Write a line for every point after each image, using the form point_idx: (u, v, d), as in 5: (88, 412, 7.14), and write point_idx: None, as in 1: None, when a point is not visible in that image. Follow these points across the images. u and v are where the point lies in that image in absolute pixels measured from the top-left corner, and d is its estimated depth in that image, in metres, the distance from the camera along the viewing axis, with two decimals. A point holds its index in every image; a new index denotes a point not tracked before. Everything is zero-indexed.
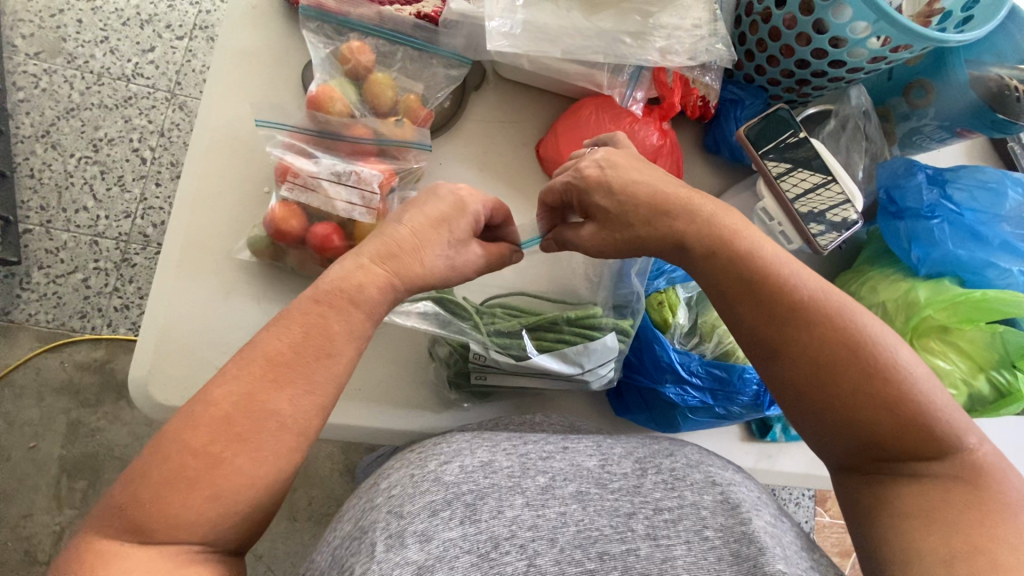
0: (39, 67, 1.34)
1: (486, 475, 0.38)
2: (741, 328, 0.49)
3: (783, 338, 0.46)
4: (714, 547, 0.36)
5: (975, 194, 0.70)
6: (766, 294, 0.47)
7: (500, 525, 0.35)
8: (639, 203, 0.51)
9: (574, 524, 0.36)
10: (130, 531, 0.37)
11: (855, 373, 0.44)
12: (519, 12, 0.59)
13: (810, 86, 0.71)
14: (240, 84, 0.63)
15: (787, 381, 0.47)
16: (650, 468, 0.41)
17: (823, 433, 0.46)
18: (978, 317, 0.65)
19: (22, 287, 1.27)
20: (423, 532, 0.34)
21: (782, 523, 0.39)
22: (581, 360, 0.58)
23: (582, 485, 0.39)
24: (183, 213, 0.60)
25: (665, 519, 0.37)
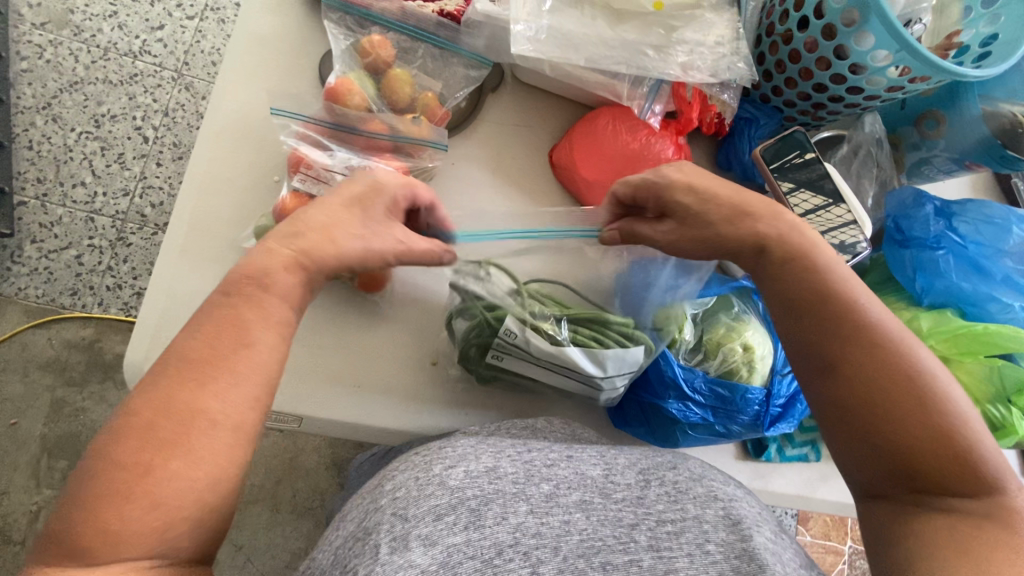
0: (45, 38, 1.32)
1: (491, 481, 0.37)
2: (797, 343, 0.51)
3: (841, 355, 0.49)
4: (715, 561, 0.36)
5: (980, 228, 0.71)
6: (828, 313, 0.50)
7: (504, 532, 0.35)
8: (722, 205, 0.54)
9: (577, 533, 0.36)
10: (69, 555, 0.35)
11: (907, 399, 0.46)
12: (544, 17, 0.59)
13: (825, 110, 0.71)
14: (257, 70, 0.62)
15: (836, 398, 0.49)
16: (653, 479, 0.40)
17: (861, 455, 0.47)
18: (979, 350, 0.66)
19: (13, 260, 1.25)
20: (428, 536, 0.33)
21: (782, 539, 0.39)
22: (609, 365, 0.57)
23: (586, 495, 0.38)
24: (191, 197, 0.59)
25: (668, 531, 0.37)
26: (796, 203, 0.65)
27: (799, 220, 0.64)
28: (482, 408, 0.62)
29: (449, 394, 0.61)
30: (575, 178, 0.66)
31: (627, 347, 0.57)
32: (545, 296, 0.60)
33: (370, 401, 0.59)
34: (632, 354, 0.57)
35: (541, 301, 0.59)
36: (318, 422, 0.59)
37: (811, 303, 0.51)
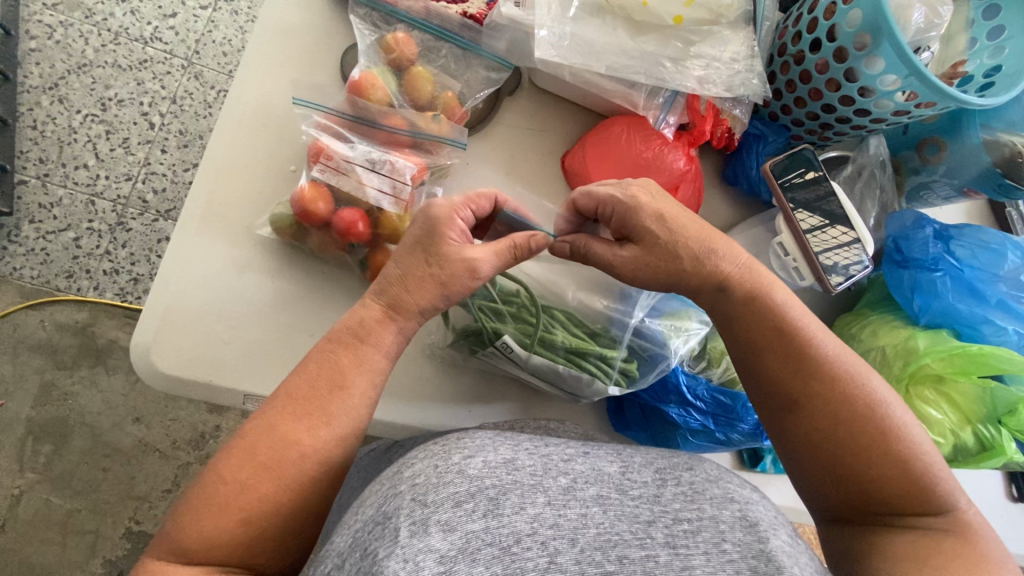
0: (55, 19, 1.31)
1: (509, 472, 0.38)
2: (757, 376, 0.52)
3: (805, 390, 0.49)
4: (732, 560, 0.36)
5: (977, 253, 0.72)
6: (786, 346, 0.50)
7: (522, 521, 0.35)
8: (689, 235, 0.52)
9: (594, 526, 0.36)
10: (174, 553, 0.39)
11: (871, 429, 0.47)
12: (567, 24, 0.60)
13: (832, 130, 0.73)
14: (280, 60, 0.63)
15: (802, 432, 0.49)
16: (669, 479, 0.41)
17: (827, 482, 0.49)
18: (973, 369, 0.67)
19: (10, 239, 1.23)
20: (447, 523, 0.34)
21: (798, 544, 0.39)
22: (591, 390, 0.59)
23: (604, 490, 0.39)
24: (205, 182, 0.59)
25: (685, 530, 0.37)
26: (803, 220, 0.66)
27: (806, 236, 0.65)
28: (487, 404, 0.63)
29: (455, 389, 0.62)
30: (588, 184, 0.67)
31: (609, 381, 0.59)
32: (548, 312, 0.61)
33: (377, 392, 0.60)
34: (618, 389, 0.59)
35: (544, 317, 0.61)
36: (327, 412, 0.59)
37: (771, 339, 0.51)
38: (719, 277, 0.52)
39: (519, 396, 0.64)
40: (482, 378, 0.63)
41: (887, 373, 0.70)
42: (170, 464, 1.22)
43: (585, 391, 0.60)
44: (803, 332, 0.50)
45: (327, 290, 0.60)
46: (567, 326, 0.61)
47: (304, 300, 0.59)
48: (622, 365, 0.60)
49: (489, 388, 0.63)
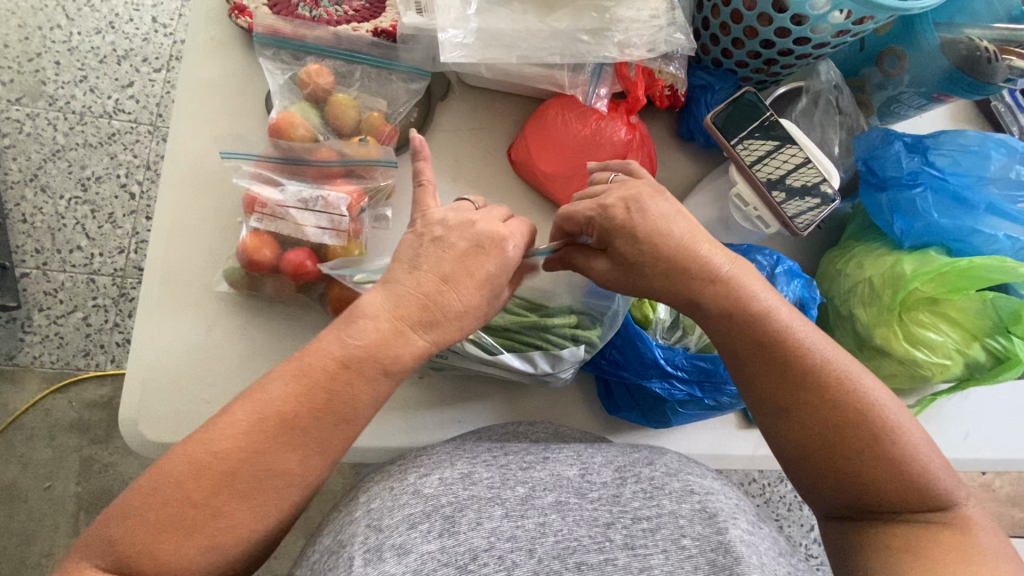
0: (22, 112, 1.34)
1: (465, 487, 0.40)
2: (749, 386, 0.50)
3: (793, 397, 0.48)
4: (691, 557, 0.37)
5: (958, 159, 0.68)
6: (778, 358, 0.48)
7: (478, 537, 0.37)
8: (660, 255, 0.49)
9: (552, 535, 0.38)
10: None
11: (863, 432, 0.46)
12: (471, 20, 0.59)
13: (779, 65, 0.70)
14: (206, 116, 0.63)
15: (798, 441, 0.48)
16: (630, 477, 0.42)
17: (821, 484, 0.47)
18: (966, 286, 0.64)
19: (25, 330, 1.29)
20: (401, 545, 0.36)
21: (759, 530, 0.41)
22: (548, 365, 0.59)
23: (562, 496, 0.41)
24: (159, 249, 0.61)
25: (643, 529, 0.39)
26: (772, 168, 0.63)
27: (759, 179, 0.62)
28: (476, 411, 0.63)
29: (438, 403, 0.63)
30: (535, 172, 0.67)
31: (561, 348, 0.59)
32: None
33: None
34: (571, 355, 0.58)
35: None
36: None
37: (754, 348, 0.49)
38: (695, 286, 0.50)
39: (503, 396, 0.64)
40: (467, 386, 0.64)
41: (878, 305, 0.67)
42: None
43: (545, 368, 0.58)
44: (789, 338, 0.48)
45: (294, 332, 0.60)
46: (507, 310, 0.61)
47: (277, 345, 0.60)
48: (572, 329, 0.59)
49: (471, 395, 0.64)
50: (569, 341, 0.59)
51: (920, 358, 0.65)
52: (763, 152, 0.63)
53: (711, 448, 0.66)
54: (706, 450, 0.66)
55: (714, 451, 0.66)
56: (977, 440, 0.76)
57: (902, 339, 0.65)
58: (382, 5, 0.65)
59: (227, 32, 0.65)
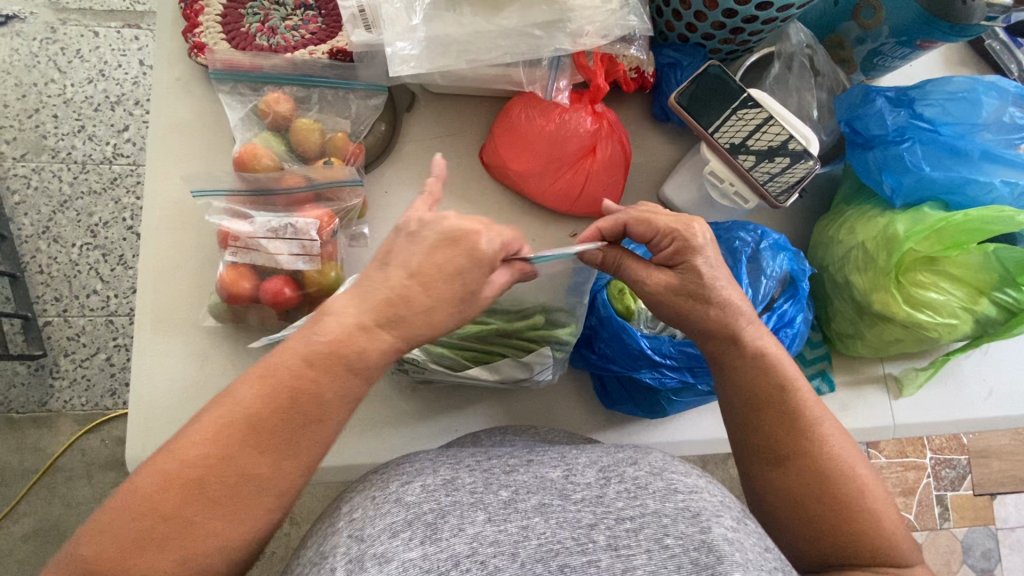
0: (27, 168, 1.39)
1: (448, 493, 0.42)
2: (742, 429, 0.51)
3: (795, 446, 0.48)
4: (673, 555, 0.38)
5: (946, 107, 0.65)
6: (782, 408, 0.49)
7: (460, 543, 0.39)
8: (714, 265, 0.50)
9: (535, 537, 0.39)
10: None
11: (852, 487, 0.47)
12: (419, 30, 0.59)
13: (745, 33, 0.67)
14: (178, 157, 0.65)
15: (791, 489, 0.48)
16: (613, 477, 0.44)
17: (803, 534, 0.48)
18: (964, 240, 0.61)
19: (53, 376, 1.33)
20: (383, 554, 0.38)
21: (745, 525, 0.41)
22: (519, 371, 0.59)
23: (545, 498, 0.42)
24: (146, 291, 0.62)
25: (626, 529, 0.40)
26: (771, 136, 0.59)
27: (735, 157, 0.61)
28: (472, 417, 0.64)
29: (431, 412, 0.63)
30: (506, 172, 0.66)
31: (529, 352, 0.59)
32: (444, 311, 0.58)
33: (355, 437, 0.62)
34: (539, 359, 0.58)
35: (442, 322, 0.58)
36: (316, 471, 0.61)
37: (760, 396, 0.49)
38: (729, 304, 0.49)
39: (496, 399, 0.64)
40: (460, 394, 0.64)
41: (873, 270, 0.64)
42: None
43: (516, 374, 0.59)
44: (795, 390, 0.49)
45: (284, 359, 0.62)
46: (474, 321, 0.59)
47: None
48: (540, 332, 0.59)
49: (466, 403, 0.64)
50: (538, 344, 0.59)
51: (923, 320, 0.62)
52: (758, 122, 0.60)
53: (714, 432, 0.65)
54: (707, 434, 0.65)
55: (717, 435, 0.65)
56: (1001, 398, 0.72)
57: (902, 303, 0.63)
58: (338, 26, 0.66)
59: (190, 72, 0.67)
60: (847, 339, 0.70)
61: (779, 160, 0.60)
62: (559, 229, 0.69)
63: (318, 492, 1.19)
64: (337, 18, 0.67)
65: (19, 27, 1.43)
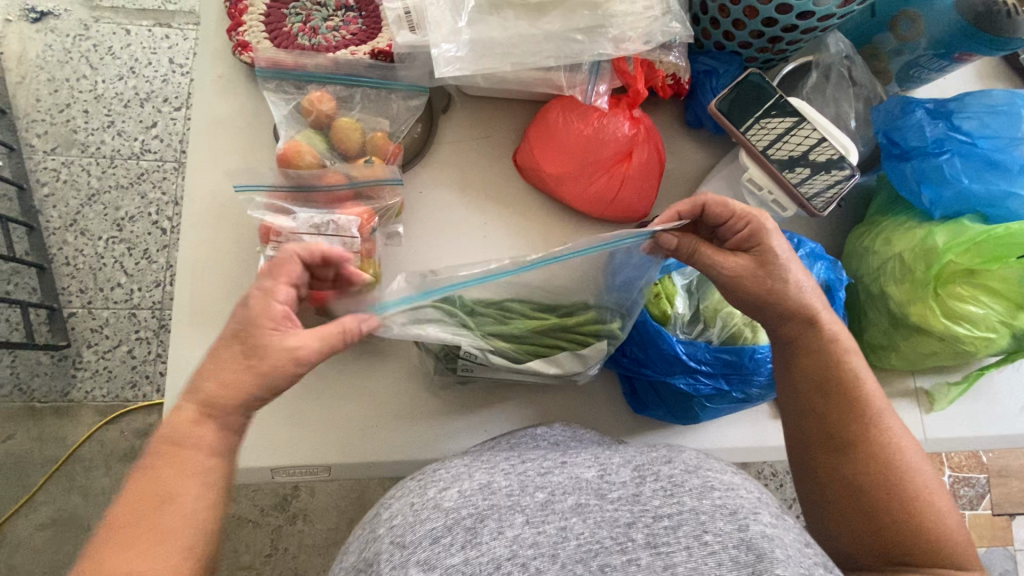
0: (57, 161, 1.41)
1: (485, 497, 0.41)
2: (797, 415, 0.53)
3: (859, 437, 0.49)
4: (713, 552, 0.38)
5: (985, 120, 0.64)
6: (848, 398, 0.50)
7: (501, 546, 0.38)
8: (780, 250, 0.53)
9: (574, 538, 0.39)
10: None
11: (916, 483, 0.48)
12: (463, 32, 0.59)
13: (784, 42, 0.68)
14: (219, 152, 0.66)
15: (853, 479, 0.49)
16: (648, 475, 0.43)
17: (859, 526, 0.49)
18: (1005, 254, 0.60)
19: (77, 367, 1.35)
20: (426, 561, 0.38)
21: (784, 522, 0.41)
22: (576, 365, 0.60)
23: (582, 498, 0.42)
24: (186, 283, 0.63)
25: (665, 527, 0.39)
26: (793, 146, 0.60)
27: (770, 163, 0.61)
28: (504, 418, 0.64)
29: (463, 411, 0.63)
30: (542, 175, 0.67)
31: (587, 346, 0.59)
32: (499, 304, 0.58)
33: (385, 433, 0.62)
34: (599, 352, 0.59)
35: (498, 315, 0.58)
36: (346, 467, 0.61)
37: (830, 384, 0.51)
38: None
39: (528, 400, 0.64)
40: (491, 394, 0.64)
41: (911, 281, 0.64)
42: (263, 531, 1.18)
43: (574, 368, 0.60)
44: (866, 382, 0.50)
45: None
46: (531, 316, 0.59)
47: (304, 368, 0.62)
48: (596, 326, 0.59)
49: (497, 404, 0.64)
50: (594, 338, 0.59)
51: (961, 333, 0.62)
52: (782, 130, 0.61)
53: (744, 440, 0.65)
54: (738, 442, 0.64)
55: (747, 444, 0.65)
56: None
57: (940, 315, 0.62)
58: (379, 27, 0.67)
59: (233, 69, 0.68)
60: (881, 350, 0.69)
61: (799, 170, 0.61)
62: (592, 232, 0.70)
63: (332, 490, 1.20)
64: (377, 20, 0.67)
65: (53, 24, 1.46)
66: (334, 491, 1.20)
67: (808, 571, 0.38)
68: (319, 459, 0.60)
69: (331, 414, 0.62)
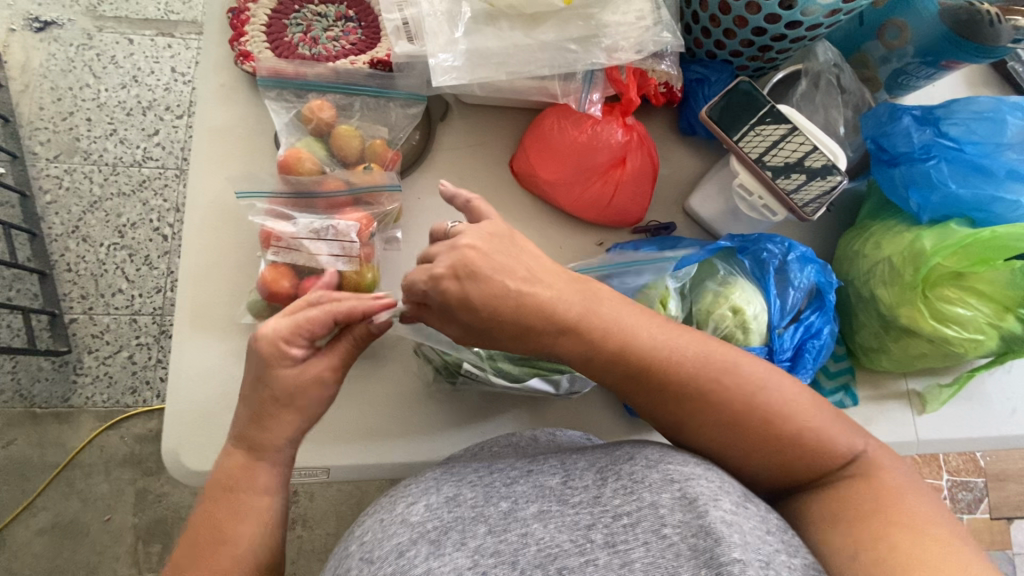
0: (60, 169, 1.42)
1: (450, 509, 0.43)
2: (655, 405, 0.50)
3: (690, 411, 0.48)
4: (672, 544, 0.39)
5: (971, 127, 0.65)
6: (669, 383, 0.48)
7: (462, 556, 0.40)
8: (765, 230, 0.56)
9: (534, 543, 0.40)
10: None
11: (759, 427, 0.47)
12: (459, 42, 0.61)
13: (774, 51, 0.69)
14: (221, 159, 0.67)
15: (705, 443, 0.49)
16: (609, 475, 0.45)
17: (774, 476, 0.48)
18: (991, 256, 0.62)
19: (77, 372, 1.36)
20: (394, 570, 0.39)
21: (745, 509, 0.41)
22: (570, 385, 0.61)
23: (544, 504, 0.43)
24: (188, 288, 0.64)
25: (623, 525, 0.41)
26: (788, 152, 0.61)
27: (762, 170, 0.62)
28: (501, 420, 0.65)
29: (461, 414, 0.64)
30: (538, 181, 0.68)
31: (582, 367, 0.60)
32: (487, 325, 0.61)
33: (384, 435, 0.63)
34: (593, 374, 0.61)
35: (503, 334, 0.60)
36: (345, 469, 0.62)
37: (639, 373, 0.49)
38: None
39: (524, 403, 0.65)
40: (488, 397, 0.65)
41: (899, 284, 0.65)
42: None
43: (569, 387, 0.62)
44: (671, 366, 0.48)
45: None
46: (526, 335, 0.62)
47: None
48: None
49: (494, 406, 0.65)
50: None
51: (950, 335, 0.63)
52: (777, 137, 0.62)
53: None
54: None
55: None
56: None
57: (929, 317, 0.63)
58: (377, 37, 0.69)
59: (235, 78, 0.69)
60: (872, 352, 0.70)
61: (794, 176, 0.62)
62: (587, 237, 0.71)
63: (331, 495, 1.20)
64: (376, 30, 0.69)
65: (57, 34, 1.48)
66: (334, 496, 1.21)
67: (767, 559, 0.38)
68: (318, 461, 0.61)
69: (330, 417, 0.62)
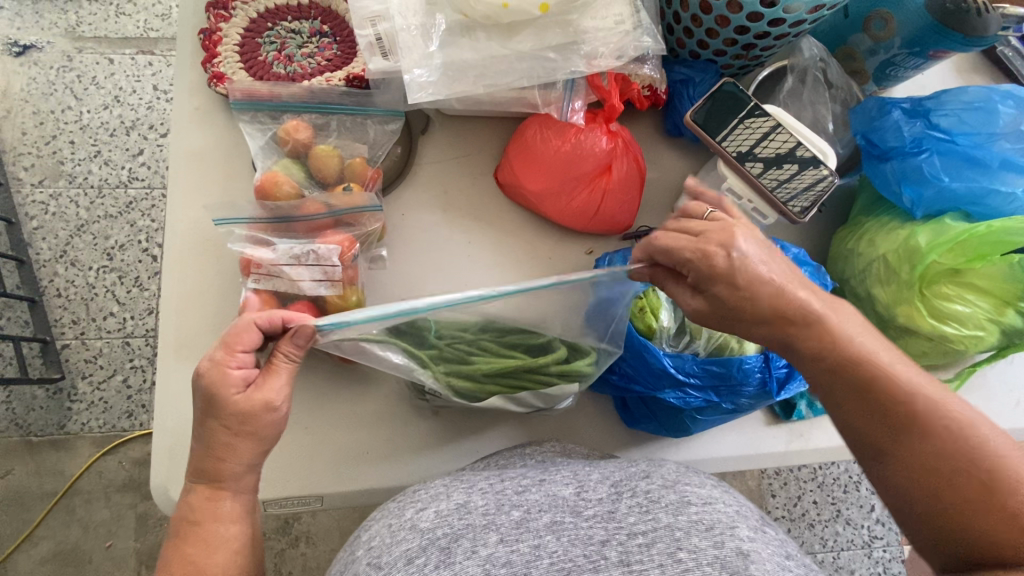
0: (45, 194, 1.41)
1: (461, 516, 0.42)
2: (858, 419, 0.45)
3: (894, 438, 0.43)
4: (688, 568, 0.38)
5: (962, 118, 0.64)
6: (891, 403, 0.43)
7: (474, 565, 0.38)
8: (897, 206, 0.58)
9: (547, 556, 0.39)
10: None
11: (971, 492, 0.40)
12: (435, 55, 0.60)
13: (758, 49, 0.68)
14: (199, 184, 0.66)
15: (897, 476, 0.43)
16: (625, 492, 0.44)
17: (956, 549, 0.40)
18: (988, 251, 0.60)
19: (71, 399, 1.34)
20: None
21: (764, 536, 0.42)
22: (540, 402, 0.60)
23: (557, 516, 0.42)
24: (170, 317, 0.62)
25: (638, 544, 0.40)
26: (779, 143, 0.60)
27: (749, 172, 0.61)
28: (496, 438, 0.63)
29: (454, 434, 0.63)
30: (523, 192, 0.67)
31: (550, 387, 0.59)
32: (460, 326, 0.58)
33: (376, 460, 0.61)
34: (563, 392, 0.59)
35: (463, 351, 0.58)
36: (338, 496, 0.61)
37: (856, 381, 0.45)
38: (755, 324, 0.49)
39: (519, 419, 0.64)
40: (482, 414, 0.64)
41: (897, 282, 0.63)
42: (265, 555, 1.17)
43: (538, 405, 0.60)
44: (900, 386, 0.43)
45: (307, 381, 0.63)
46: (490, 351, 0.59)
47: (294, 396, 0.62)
48: (563, 367, 0.58)
49: (489, 424, 0.64)
50: (561, 379, 0.59)
51: (949, 332, 0.62)
52: (761, 136, 0.60)
53: (738, 449, 0.65)
54: (732, 452, 0.64)
55: (741, 453, 0.64)
56: None
57: (926, 315, 0.62)
58: (353, 52, 0.67)
59: (210, 100, 0.68)
60: None
61: (787, 167, 0.60)
62: (576, 246, 0.69)
63: (332, 512, 1.18)
64: (352, 44, 0.68)
65: (36, 57, 1.46)
66: (335, 512, 1.19)
67: None
68: (310, 489, 0.60)
69: (321, 444, 0.61)
